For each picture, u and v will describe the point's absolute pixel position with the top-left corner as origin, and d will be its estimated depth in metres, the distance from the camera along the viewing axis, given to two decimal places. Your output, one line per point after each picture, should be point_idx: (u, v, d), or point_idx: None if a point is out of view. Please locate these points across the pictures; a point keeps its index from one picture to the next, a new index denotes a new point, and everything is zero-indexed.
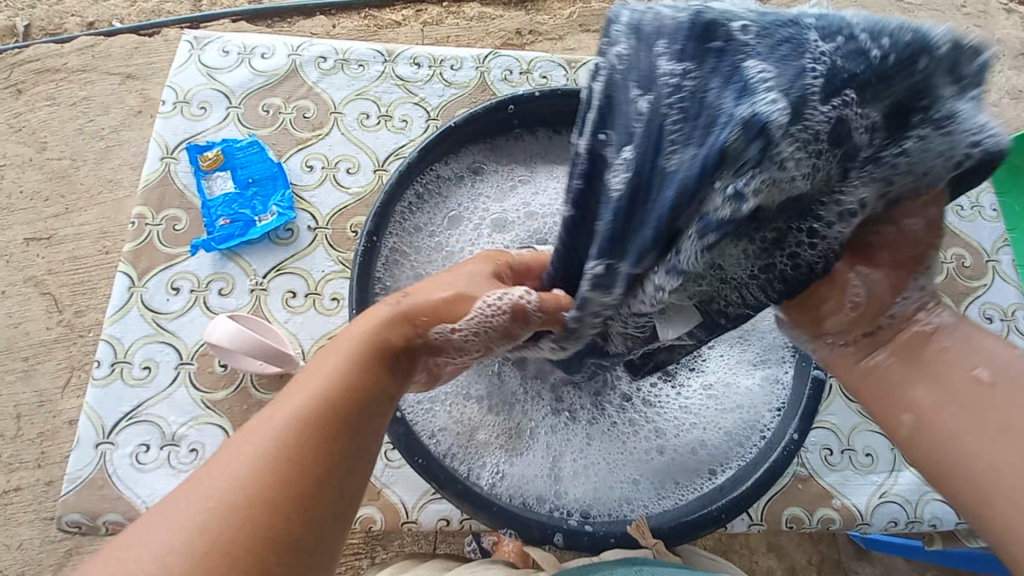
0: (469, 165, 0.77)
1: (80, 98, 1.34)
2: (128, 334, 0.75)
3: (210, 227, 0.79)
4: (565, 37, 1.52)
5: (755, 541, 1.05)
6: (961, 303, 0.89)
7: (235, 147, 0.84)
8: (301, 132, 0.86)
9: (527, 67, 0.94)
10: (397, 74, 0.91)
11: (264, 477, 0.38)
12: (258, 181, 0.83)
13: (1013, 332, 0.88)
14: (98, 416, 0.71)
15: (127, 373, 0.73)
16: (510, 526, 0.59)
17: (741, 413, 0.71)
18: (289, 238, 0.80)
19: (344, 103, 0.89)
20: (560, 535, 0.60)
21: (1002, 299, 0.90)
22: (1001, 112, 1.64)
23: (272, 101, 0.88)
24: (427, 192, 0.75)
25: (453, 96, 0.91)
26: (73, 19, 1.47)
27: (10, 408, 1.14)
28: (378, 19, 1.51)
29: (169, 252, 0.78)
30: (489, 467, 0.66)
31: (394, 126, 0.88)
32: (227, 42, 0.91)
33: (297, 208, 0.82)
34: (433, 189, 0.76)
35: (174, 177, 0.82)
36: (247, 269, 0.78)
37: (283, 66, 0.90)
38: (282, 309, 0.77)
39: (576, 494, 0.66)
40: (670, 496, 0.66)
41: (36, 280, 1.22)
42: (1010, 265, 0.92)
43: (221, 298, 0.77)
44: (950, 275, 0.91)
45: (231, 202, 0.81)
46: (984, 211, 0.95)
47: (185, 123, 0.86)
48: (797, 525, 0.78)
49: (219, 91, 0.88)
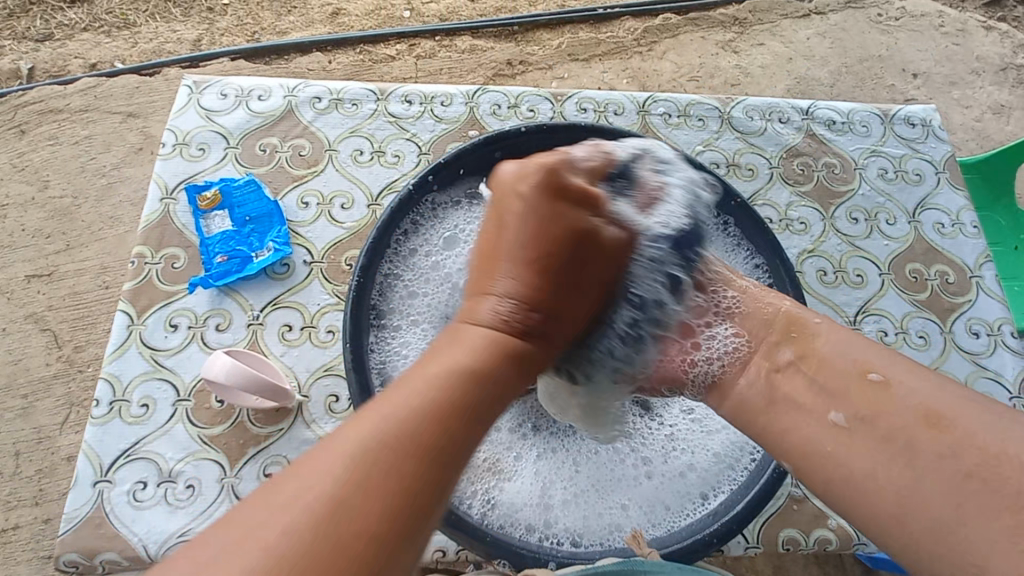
0: (466, 190, 0.79)
1: (83, 137, 1.38)
2: (126, 371, 0.76)
3: (208, 264, 0.81)
4: (554, 66, 1.57)
5: (759, 564, 1.04)
6: (947, 319, 0.91)
7: (233, 186, 0.87)
8: (298, 169, 0.89)
9: (515, 101, 0.97)
10: (389, 112, 0.94)
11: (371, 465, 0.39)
12: (255, 219, 0.85)
13: (999, 347, 0.90)
14: (97, 454, 0.72)
15: (125, 411, 0.74)
16: (502, 556, 0.60)
17: (730, 435, 0.71)
18: (285, 273, 0.82)
19: (338, 141, 0.92)
20: (553, 563, 0.60)
21: (987, 313, 0.92)
22: (984, 127, 1.69)
23: (268, 140, 0.91)
24: (423, 218, 0.77)
25: (444, 130, 0.94)
26: (77, 61, 1.52)
27: (8, 445, 1.14)
28: (373, 54, 1.56)
29: (168, 290, 0.80)
30: (479, 496, 0.66)
31: (386, 161, 0.91)
32: (225, 86, 0.94)
33: (294, 244, 0.84)
34: (429, 217, 0.78)
35: (173, 216, 0.85)
36: (244, 304, 0.80)
37: (279, 106, 0.93)
38: (278, 343, 0.79)
39: (566, 524, 0.66)
40: (662, 523, 0.66)
41: (37, 316, 1.24)
42: (993, 280, 0.94)
43: (218, 334, 0.78)
44: (933, 292, 0.92)
45: (228, 239, 0.83)
46: (964, 229, 0.97)
47: (185, 164, 0.88)
48: (795, 547, 0.78)
49: (217, 132, 0.91)
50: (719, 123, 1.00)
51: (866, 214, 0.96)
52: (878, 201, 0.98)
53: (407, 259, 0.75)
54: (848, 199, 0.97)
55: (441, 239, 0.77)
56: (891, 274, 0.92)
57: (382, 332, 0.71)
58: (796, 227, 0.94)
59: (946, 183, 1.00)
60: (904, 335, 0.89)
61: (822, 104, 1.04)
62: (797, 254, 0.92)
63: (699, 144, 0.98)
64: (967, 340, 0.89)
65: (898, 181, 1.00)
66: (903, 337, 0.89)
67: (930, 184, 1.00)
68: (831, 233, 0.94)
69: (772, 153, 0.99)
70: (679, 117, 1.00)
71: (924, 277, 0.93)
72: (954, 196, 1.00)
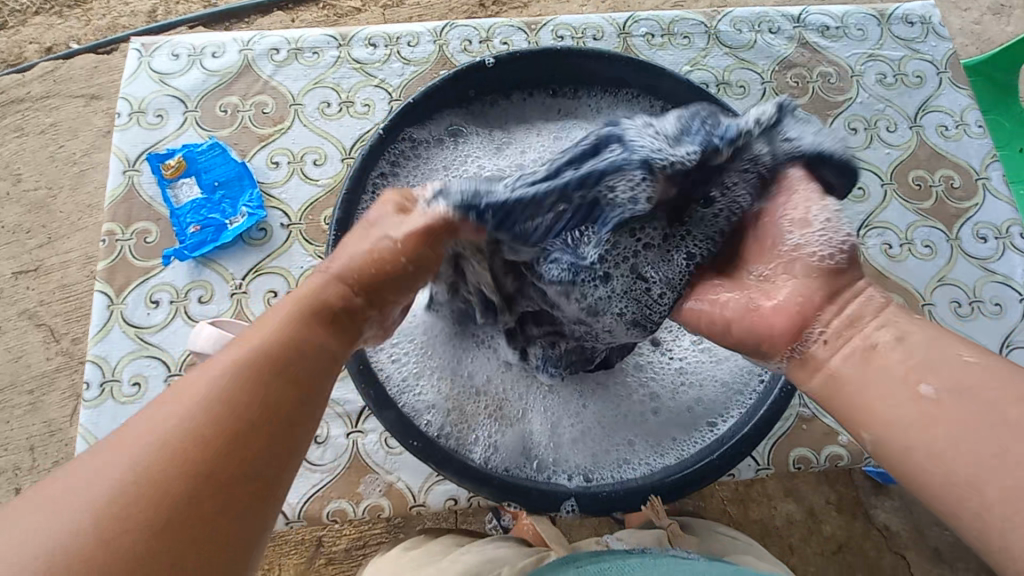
0: (447, 128, 0.75)
1: (47, 125, 1.31)
2: (112, 352, 0.74)
3: (182, 236, 0.78)
4: (533, 3, 1.48)
5: (773, 488, 1.06)
6: (953, 226, 0.87)
7: (197, 151, 0.82)
8: (263, 128, 0.84)
9: (487, 35, 0.91)
10: (353, 58, 0.88)
11: (173, 459, 0.36)
12: (224, 184, 0.81)
13: (1008, 249, 0.87)
14: (94, 437, 0.71)
15: (117, 391, 0.72)
16: (512, 499, 0.59)
17: (737, 360, 0.69)
18: (262, 238, 0.79)
19: (303, 93, 0.86)
20: (571, 502, 0.58)
21: (995, 217, 0.88)
22: (985, 29, 1.60)
23: (228, 100, 0.85)
24: (403, 158, 0.73)
25: (414, 73, 0.88)
26: (31, 47, 1.40)
27: (23, 441, 1.14)
28: (339, 7, 1.46)
29: (143, 266, 0.77)
30: (480, 439, 0.66)
31: (356, 112, 0.86)
32: (176, 45, 0.88)
33: (268, 207, 0.80)
34: (408, 157, 0.73)
35: (139, 189, 0.81)
36: (224, 273, 0.77)
37: (236, 62, 0.87)
38: (265, 310, 0.76)
39: (576, 462, 0.65)
40: (670, 452, 0.65)
41: (30, 313, 1.21)
42: (1000, 181, 0.90)
43: (201, 306, 0.76)
44: (939, 198, 0.89)
45: (199, 207, 0.79)
46: (969, 129, 0.93)
47: (144, 133, 0.83)
48: (806, 466, 0.78)
49: (174, 96, 0.85)
50: (706, 40, 0.94)
51: (866, 123, 0.92)
52: (878, 108, 0.93)
53: None
54: (846, 108, 0.92)
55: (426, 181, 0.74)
56: (893, 184, 0.89)
57: None
58: None
59: (948, 83, 0.95)
60: (909, 246, 0.86)
61: (814, 9, 0.97)
62: None
63: (686, 65, 0.92)
64: (973, 245, 0.87)
65: (898, 86, 0.94)
66: (909, 249, 0.86)
67: (931, 86, 0.95)
68: None
69: (764, 67, 0.93)
70: (663, 37, 0.93)
71: (928, 183, 0.89)
72: (957, 96, 0.94)
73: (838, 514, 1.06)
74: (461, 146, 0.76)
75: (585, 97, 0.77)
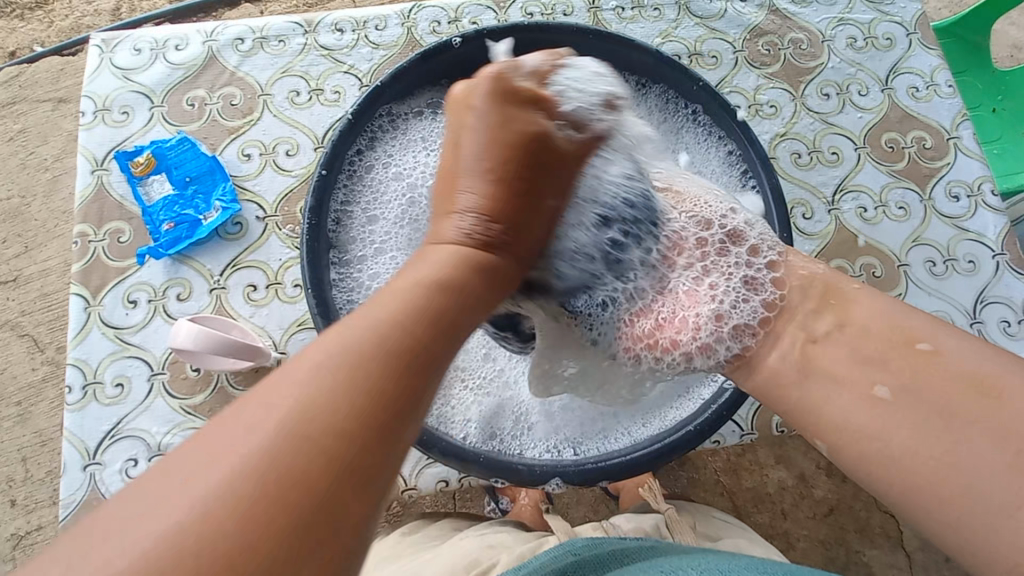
0: (427, 103, 0.74)
1: (16, 132, 1.28)
2: (93, 354, 0.73)
3: (156, 234, 0.77)
4: None
5: (764, 456, 1.08)
6: (926, 187, 0.88)
7: (166, 147, 0.81)
8: (232, 120, 0.83)
9: (455, 15, 0.90)
10: (320, 44, 0.87)
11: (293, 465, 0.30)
12: (196, 179, 0.80)
13: (980, 206, 0.88)
14: (80, 439, 0.70)
15: (100, 393, 0.71)
16: (497, 475, 0.58)
17: None
18: (238, 232, 0.78)
19: (271, 83, 0.85)
20: (557, 480, 0.57)
21: (967, 174, 0.89)
22: None
23: (195, 93, 0.84)
24: (383, 133, 0.72)
25: (383, 57, 0.87)
26: None
27: (14, 453, 1.13)
28: None
29: (119, 266, 0.76)
30: (461, 417, 0.65)
31: (327, 99, 0.85)
32: (137, 39, 0.86)
33: (242, 200, 0.80)
34: (385, 134, 0.72)
35: (108, 188, 0.79)
36: (202, 270, 0.76)
37: (200, 54, 0.85)
38: (245, 305, 0.76)
39: (546, 442, 0.64)
40: (656, 421, 0.63)
41: (12, 323, 1.19)
42: (971, 139, 0.91)
43: (180, 303, 0.75)
44: (911, 159, 0.89)
45: (172, 204, 0.78)
46: (939, 89, 0.93)
47: (110, 131, 0.82)
48: (789, 429, 0.79)
49: (139, 92, 0.84)
50: (676, 11, 0.93)
51: (838, 88, 0.92)
52: (849, 72, 0.93)
53: (364, 180, 0.71)
54: (818, 74, 0.92)
55: (404, 152, 0.73)
56: (867, 147, 0.89)
57: (345, 267, 0.68)
58: (766, 111, 0.90)
59: (918, 44, 0.95)
60: (883, 209, 0.87)
61: None
62: (769, 139, 0.89)
63: (657, 37, 0.92)
64: (947, 205, 0.88)
65: (869, 49, 0.94)
66: (883, 211, 0.87)
67: (901, 48, 0.95)
68: (803, 113, 0.90)
69: (734, 37, 0.93)
70: (633, 10, 0.93)
71: (900, 145, 0.90)
72: (927, 57, 0.94)
73: (828, 478, 1.08)
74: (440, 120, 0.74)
75: None
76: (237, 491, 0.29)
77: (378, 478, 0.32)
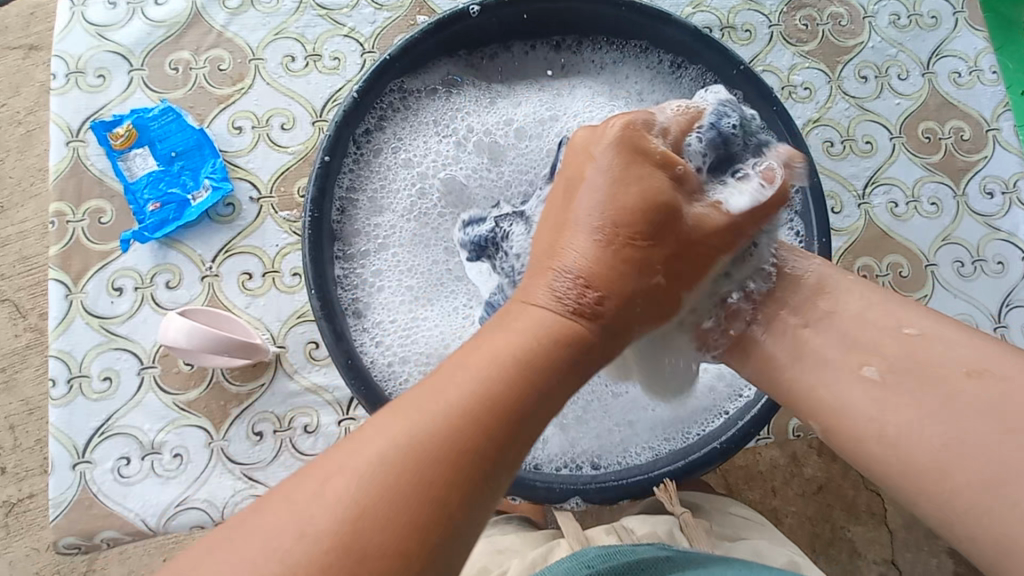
0: (441, 78, 0.67)
1: None
2: (77, 346, 0.68)
3: (141, 215, 0.71)
4: None
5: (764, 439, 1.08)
6: (960, 182, 0.84)
7: (148, 117, 0.73)
8: (220, 88, 0.75)
9: None
10: (317, 3, 0.78)
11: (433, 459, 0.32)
12: (183, 154, 0.73)
13: (1014, 204, 0.84)
14: (68, 436, 0.66)
15: (87, 388, 0.67)
16: (515, 493, 0.55)
17: None
18: (230, 214, 0.72)
19: (262, 46, 0.77)
20: (577, 499, 0.55)
21: (1003, 170, 0.85)
22: None
23: (179, 56, 0.76)
24: (392, 113, 0.66)
25: (387, 21, 0.79)
26: None
27: None
28: None
29: (101, 250, 0.70)
30: None
31: (324, 66, 0.77)
32: None
33: (233, 178, 0.73)
34: (394, 114, 0.65)
35: (86, 162, 0.72)
36: (192, 256, 0.71)
37: (183, 11, 0.77)
38: (240, 295, 0.71)
39: (565, 454, 0.61)
40: (676, 434, 0.61)
41: None
42: (1011, 131, 0.86)
43: (170, 292, 0.70)
44: (947, 152, 0.85)
45: (157, 182, 0.72)
46: (983, 76, 0.87)
47: (86, 97, 0.74)
48: None
49: (116, 53, 0.75)
50: None
51: (876, 71, 0.86)
52: (889, 53, 0.86)
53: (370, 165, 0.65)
54: (856, 54, 0.86)
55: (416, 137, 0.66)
56: (902, 137, 0.84)
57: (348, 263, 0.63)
58: (800, 94, 0.84)
59: (964, 25, 0.88)
60: (914, 204, 0.82)
61: None
62: (801, 125, 0.83)
63: (687, 6, 0.85)
64: (980, 202, 0.84)
65: (912, 28, 0.87)
66: (915, 207, 0.82)
67: (947, 28, 0.88)
68: (838, 97, 0.84)
69: (771, 9, 0.85)
70: None
71: (937, 136, 0.85)
72: (973, 39, 0.88)
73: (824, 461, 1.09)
74: (455, 100, 0.67)
75: (589, 50, 0.69)
76: (391, 466, 0.31)
77: (502, 477, 0.33)
